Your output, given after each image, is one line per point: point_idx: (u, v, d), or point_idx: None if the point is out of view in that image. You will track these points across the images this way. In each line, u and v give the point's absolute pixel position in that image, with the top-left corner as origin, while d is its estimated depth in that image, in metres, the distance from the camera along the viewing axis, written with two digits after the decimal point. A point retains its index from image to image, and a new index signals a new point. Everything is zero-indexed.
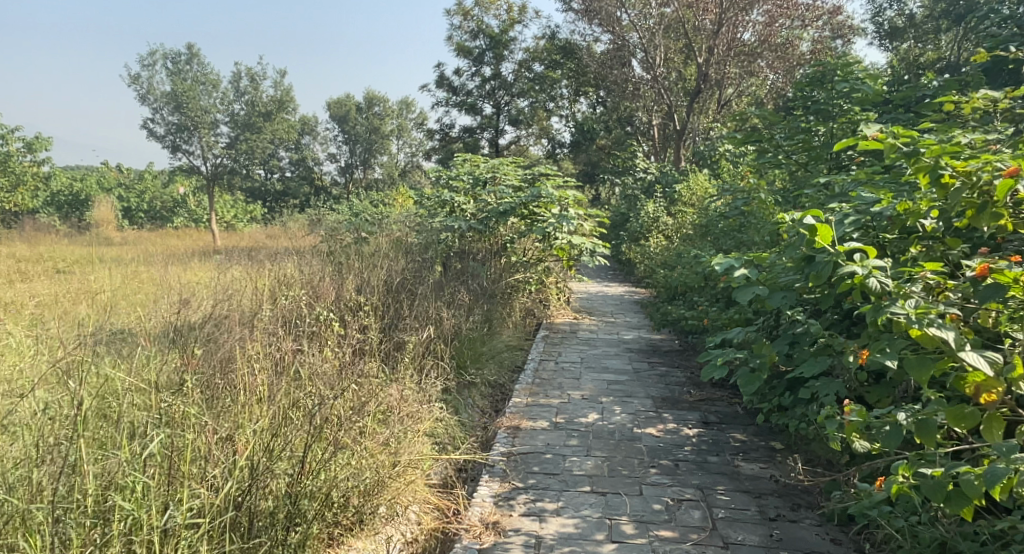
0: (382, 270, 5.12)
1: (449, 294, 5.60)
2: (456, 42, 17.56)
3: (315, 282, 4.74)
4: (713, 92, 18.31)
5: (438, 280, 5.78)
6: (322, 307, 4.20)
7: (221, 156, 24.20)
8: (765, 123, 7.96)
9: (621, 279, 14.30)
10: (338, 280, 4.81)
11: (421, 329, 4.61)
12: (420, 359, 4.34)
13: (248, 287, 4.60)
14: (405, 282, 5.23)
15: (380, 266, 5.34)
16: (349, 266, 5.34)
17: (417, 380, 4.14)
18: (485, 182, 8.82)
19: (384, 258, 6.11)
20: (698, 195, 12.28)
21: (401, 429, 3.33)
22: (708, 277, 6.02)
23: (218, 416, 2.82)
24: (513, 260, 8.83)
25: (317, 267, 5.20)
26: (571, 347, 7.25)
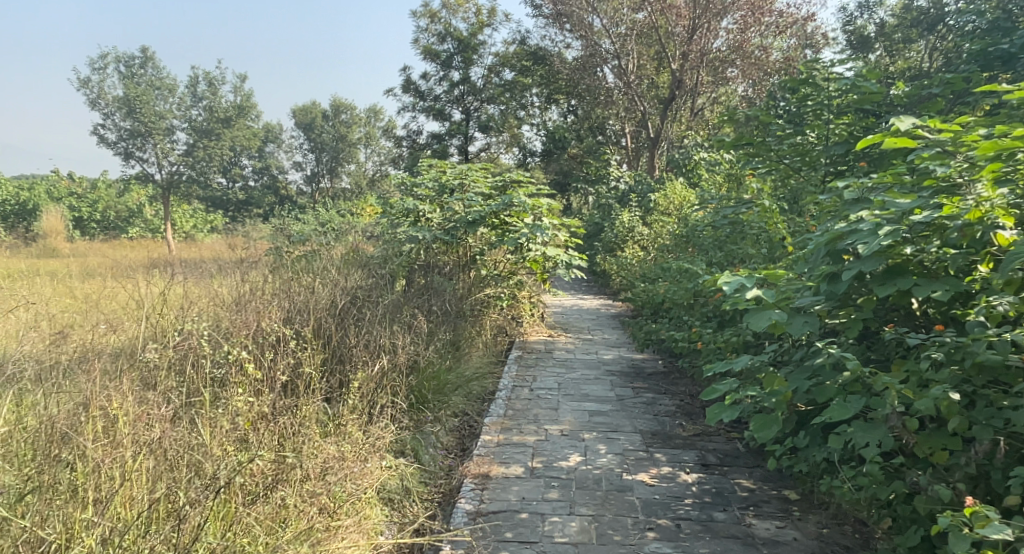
0: (326, 291, 4.38)
1: (409, 316, 4.88)
2: (423, 45, 16.93)
3: (242, 308, 4.01)
4: (686, 101, 17.91)
5: (396, 299, 5.06)
6: (239, 344, 3.55)
7: (177, 164, 23.15)
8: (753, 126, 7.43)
9: (596, 292, 13.69)
10: (268, 303, 4.12)
11: (372, 361, 3.91)
12: (369, 400, 3.68)
13: (158, 313, 3.90)
14: (353, 303, 4.53)
15: (326, 285, 4.62)
16: (288, 284, 4.61)
17: (364, 426, 3.50)
18: (452, 189, 8.15)
19: (334, 273, 5.39)
20: (676, 204, 11.78)
21: (325, 511, 2.73)
22: (700, 294, 5.42)
23: (57, 531, 2.28)
24: (483, 273, 8.17)
25: (249, 285, 4.49)
26: (546, 370, 6.59)
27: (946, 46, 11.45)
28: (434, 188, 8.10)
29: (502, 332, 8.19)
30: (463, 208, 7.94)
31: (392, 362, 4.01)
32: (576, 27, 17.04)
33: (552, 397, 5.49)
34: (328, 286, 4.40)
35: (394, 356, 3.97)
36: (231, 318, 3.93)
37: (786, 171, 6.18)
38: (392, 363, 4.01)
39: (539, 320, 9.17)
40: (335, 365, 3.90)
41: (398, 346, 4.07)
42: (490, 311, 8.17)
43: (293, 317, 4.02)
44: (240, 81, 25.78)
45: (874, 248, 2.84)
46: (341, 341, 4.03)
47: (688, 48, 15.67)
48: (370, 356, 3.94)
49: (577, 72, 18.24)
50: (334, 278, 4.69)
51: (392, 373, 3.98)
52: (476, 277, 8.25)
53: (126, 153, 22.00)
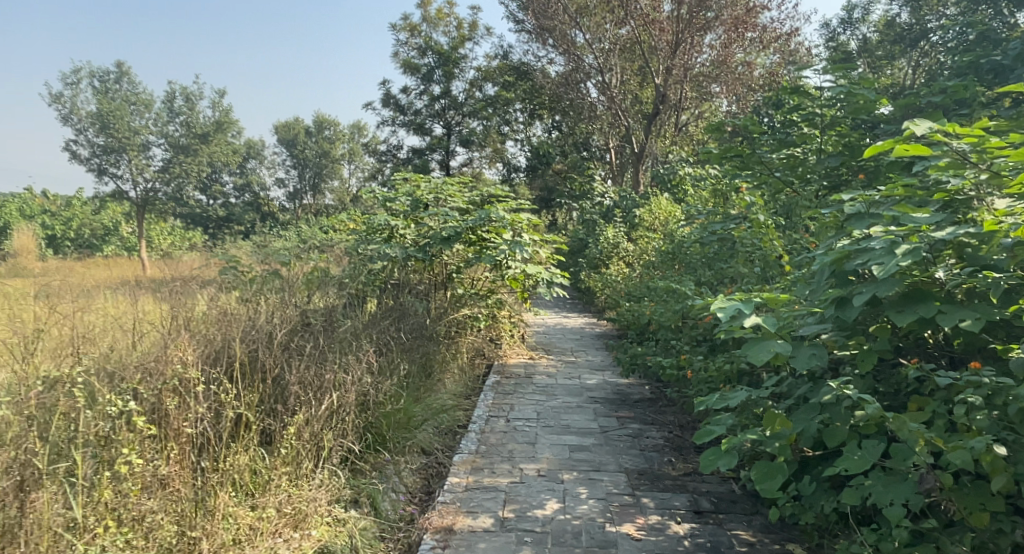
0: (268, 316, 3.89)
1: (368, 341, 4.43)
2: (403, 58, 16.59)
3: (159, 336, 3.49)
4: (670, 116, 17.68)
5: (357, 323, 4.61)
6: (146, 383, 3.04)
7: (153, 181, 22.57)
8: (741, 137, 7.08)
9: (580, 309, 13.30)
10: (203, 328, 3.65)
11: (318, 401, 3.46)
12: (309, 448, 3.28)
13: (69, 331, 3.41)
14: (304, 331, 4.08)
15: (274, 309, 4.15)
16: (231, 305, 4.13)
17: (300, 485, 3.13)
18: (427, 204, 7.72)
19: (290, 294, 4.92)
20: (662, 220, 11.44)
21: None
22: (689, 316, 5.02)
23: None
24: (459, 292, 7.82)
25: (185, 299, 4.00)
26: (524, 397, 6.15)
27: (933, 60, 11.25)
28: (408, 201, 7.66)
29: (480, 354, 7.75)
30: (438, 224, 7.52)
31: (343, 398, 3.55)
32: (559, 42, 16.79)
33: (530, 429, 5.05)
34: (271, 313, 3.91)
35: (346, 392, 3.52)
36: (158, 341, 3.45)
37: (778, 186, 5.84)
38: (343, 400, 3.56)
39: (520, 340, 8.74)
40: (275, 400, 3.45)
41: (351, 378, 3.61)
42: (466, 332, 7.72)
43: (229, 339, 3.55)
44: (219, 96, 25.33)
45: (892, 270, 2.48)
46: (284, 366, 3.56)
47: (672, 62, 15.42)
48: (316, 393, 3.49)
49: (561, 87, 17.98)
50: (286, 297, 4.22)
51: (343, 409, 3.53)
52: (452, 297, 7.81)
53: (100, 169, 21.40)
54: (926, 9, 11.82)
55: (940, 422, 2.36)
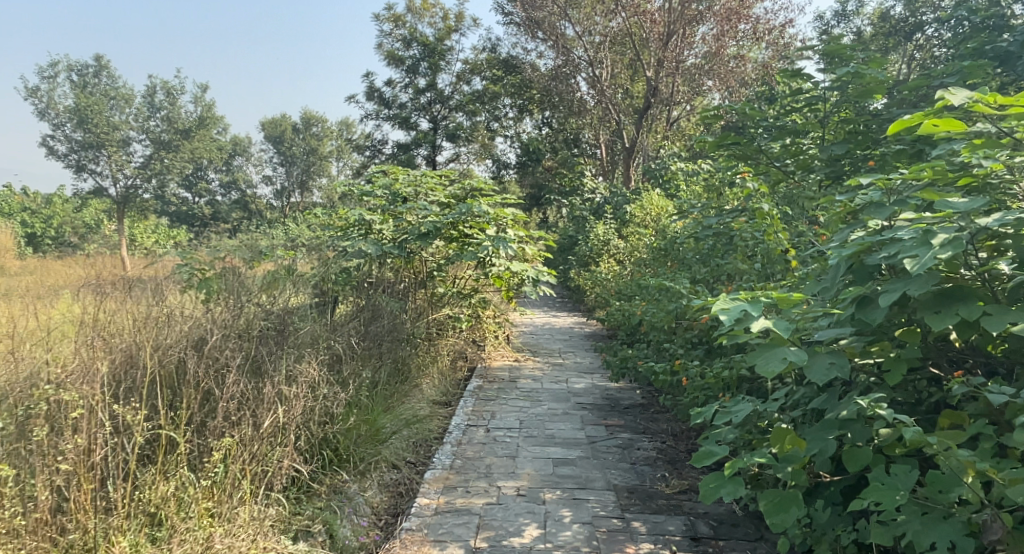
0: (207, 322, 3.46)
1: (327, 348, 4.01)
2: (387, 49, 16.13)
3: (74, 344, 3.02)
4: (662, 111, 17.29)
5: (318, 327, 4.16)
6: (43, 400, 2.58)
7: (134, 177, 21.94)
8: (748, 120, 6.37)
9: (570, 309, 12.89)
10: (127, 331, 3.20)
11: (260, 418, 3.04)
12: (243, 475, 2.85)
13: None
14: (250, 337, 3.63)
15: (218, 311, 3.69)
16: (170, 304, 3.67)
17: (229, 520, 2.70)
18: (405, 198, 7.29)
19: (246, 294, 4.47)
20: (653, 215, 11.07)
21: None
22: (683, 318, 4.64)
23: None
24: (440, 291, 7.40)
25: (115, 297, 3.53)
26: (507, 403, 5.73)
27: (930, 52, 10.93)
28: (385, 195, 7.23)
29: (462, 356, 7.33)
30: (417, 219, 7.10)
31: (286, 416, 3.10)
32: (549, 34, 16.37)
33: (511, 440, 4.63)
34: (211, 318, 3.48)
35: (289, 409, 3.07)
36: (69, 346, 3.00)
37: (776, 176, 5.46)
38: (286, 418, 3.12)
39: (506, 341, 8.33)
40: (203, 418, 3.00)
41: (296, 392, 3.16)
42: (447, 333, 7.30)
43: (153, 346, 3.09)
44: (202, 91, 24.76)
45: (929, 263, 2.10)
46: (217, 378, 3.11)
47: (663, 54, 15.05)
48: (252, 411, 3.05)
49: (550, 82, 17.55)
50: (233, 297, 3.76)
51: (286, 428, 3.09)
52: (433, 297, 7.40)
53: (78, 165, 20.76)
54: (921, 1, 11.50)
55: (989, 445, 1.97)
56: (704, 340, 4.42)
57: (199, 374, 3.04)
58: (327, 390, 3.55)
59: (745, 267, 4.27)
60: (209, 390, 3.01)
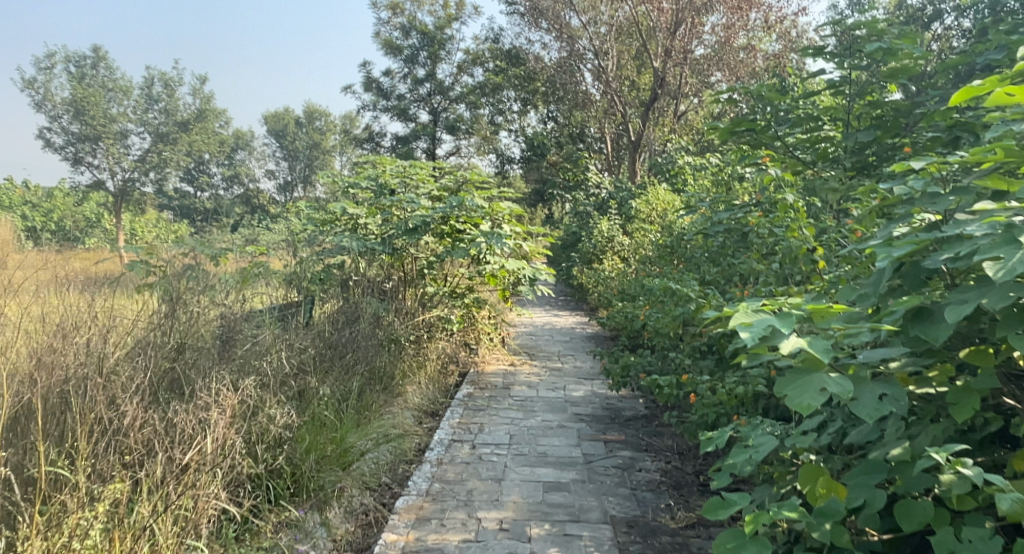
0: (128, 335, 3.04)
1: (282, 359, 3.55)
2: (384, 38, 15.66)
3: None
4: (669, 104, 16.73)
5: (271, 332, 3.68)
6: None
7: (131, 170, 21.51)
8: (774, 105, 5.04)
9: (572, 308, 12.38)
10: (19, 347, 2.74)
11: (176, 447, 2.60)
12: (148, 519, 2.40)
13: None
14: (176, 351, 3.16)
15: (145, 317, 3.21)
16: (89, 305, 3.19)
17: None
18: (393, 190, 6.80)
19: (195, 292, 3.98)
20: (660, 211, 10.55)
21: None
22: (690, 324, 4.14)
23: None
24: (430, 290, 6.93)
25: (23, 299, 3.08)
26: (496, 414, 5.23)
27: None
28: (371, 187, 6.74)
29: (453, 360, 6.83)
30: (404, 213, 6.62)
31: (203, 451, 2.63)
32: (552, 24, 15.81)
33: (498, 460, 4.14)
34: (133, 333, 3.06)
35: (204, 443, 2.61)
36: None
37: (793, 168, 4.96)
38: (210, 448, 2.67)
39: (502, 344, 7.85)
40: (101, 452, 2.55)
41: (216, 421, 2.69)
42: (436, 335, 6.82)
43: (44, 364, 2.63)
44: (200, 83, 24.32)
45: (1014, 270, 1.61)
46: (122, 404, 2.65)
47: (670, 44, 14.51)
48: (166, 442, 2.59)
49: (554, 73, 17.00)
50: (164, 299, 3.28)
51: (202, 466, 2.63)
52: (422, 296, 6.93)
53: (74, 158, 20.34)
54: None
55: None
56: (714, 349, 3.93)
57: (92, 400, 2.57)
58: (272, 414, 3.11)
59: (760, 266, 3.77)
60: (105, 421, 2.55)
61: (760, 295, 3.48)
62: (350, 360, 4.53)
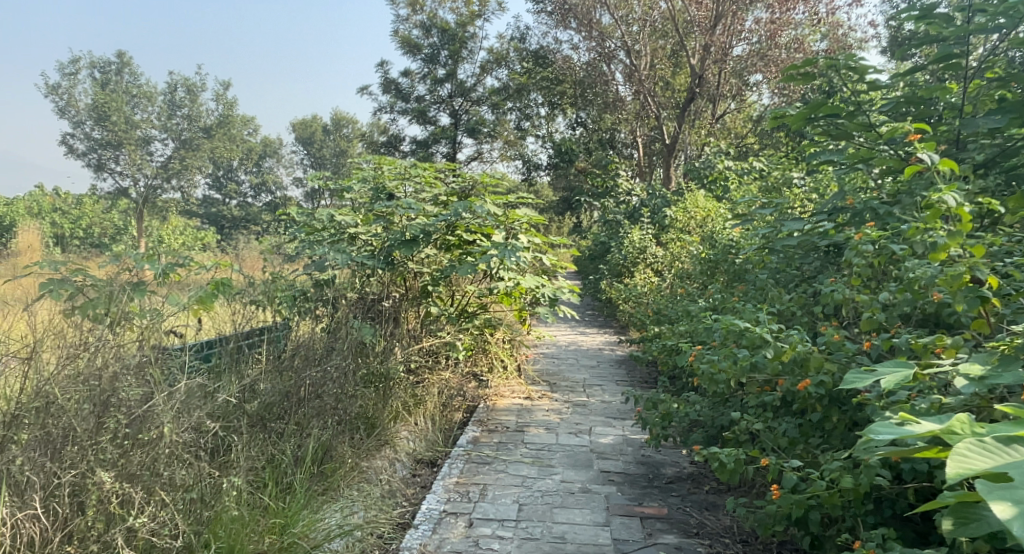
0: None
1: (193, 423, 2.57)
2: (403, 36, 14.86)
3: None
4: (706, 106, 15.61)
5: (189, 383, 2.71)
6: None
7: (154, 178, 20.88)
8: (855, 86, 3.98)
9: (601, 325, 11.31)
10: None
11: None
12: None
13: None
14: (10, 424, 2.26)
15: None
16: None
17: None
18: (391, 194, 5.90)
19: (97, 323, 3.03)
20: (699, 219, 9.49)
21: None
22: (761, 375, 3.10)
23: None
24: (434, 312, 6.00)
25: None
26: (504, 471, 4.24)
27: None
28: (364, 190, 5.85)
29: (460, 393, 5.88)
30: (402, 221, 5.73)
31: None
32: (582, 21, 14.73)
33: (499, 549, 3.14)
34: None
35: None
36: None
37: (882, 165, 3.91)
38: None
39: (518, 372, 6.86)
40: None
41: None
42: (440, 365, 5.88)
43: None
44: (223, 89, 23.79)
45: None
46: None
47: (708, 40, 13.43)
48: None
49: (584, 74, 15.99)
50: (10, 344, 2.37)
51: None
52: (425, 317, 6.02)
53: (96, 165, 19.71)
54: None
55: None
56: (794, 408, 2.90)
57: None
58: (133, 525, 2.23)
59: (862, 301, 2.74)
60: None
61: (883, 346, 2.48)
62: (313, 409, 3.59)
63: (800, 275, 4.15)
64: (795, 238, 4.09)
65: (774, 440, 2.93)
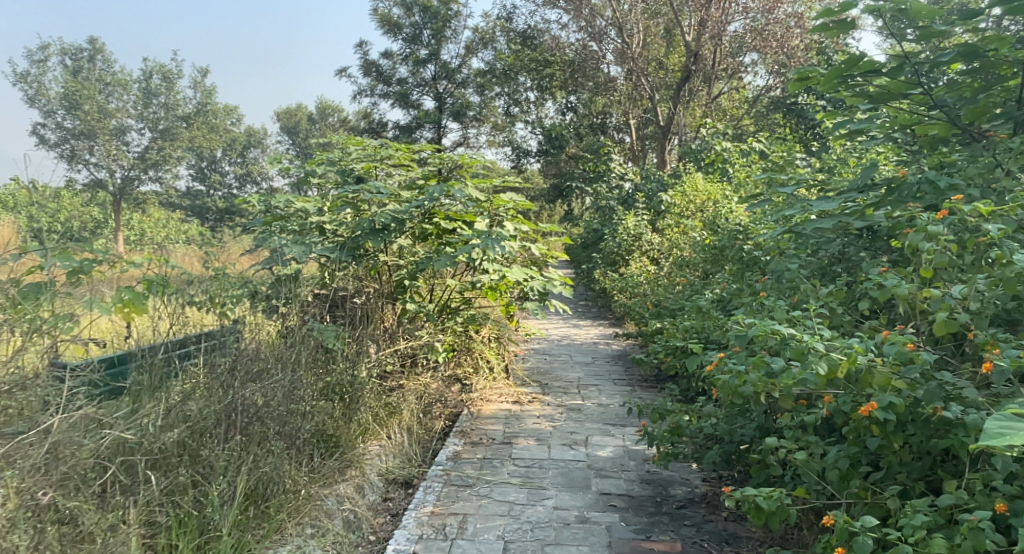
0: None
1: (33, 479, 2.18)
2: (383, 14, 14.13)
3: None
4: (701, 87, 15.00)
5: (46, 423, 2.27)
6: None
7: (131, 169, 19.31)
8: (896, 43, 3.38)
9: (596, 316, 10.76)
10: None
11: None
12: None
13: None
14: None
15: None
16: None
17: None
18: (360, 177, 5.28)
19: None
20: (698, 203, 8.93)
21: None
22: (803, 391, 2.52)
23: None
24: (410, 309, 5.42)
25: None
26: (488, 496, 3.65)
27: None
28: (331, 173, 5.23)
29: (441, 399, 5.29)
30: (372, 208, 5.12)
31: None
32: None
33: None
34: None
35: None
36: None
37: (925, 132, 3.38)
38: None
39: (506, 372, 6.28)
40: None
41: None
42: (419, 368, 5.32)
43: None
44: (201, 76, 22.64)
45: None
46: None
47: (703, 16, 12.77)
48: None
49: (574, 56, 15.22)
50: None
51: None
52: (401, 314, 5.45)
53: (70, 156, 17.99)
54: None
55: None
56: (843, 429, 2.36)
57: None
58: None
59: (932, 296, 2.20)
60: None
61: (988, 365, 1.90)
62: (253, 433, 2.99)
63: (828, 263, 3.60)
64: (825, 221, 3.52)
65: (818, 470, 2.39)
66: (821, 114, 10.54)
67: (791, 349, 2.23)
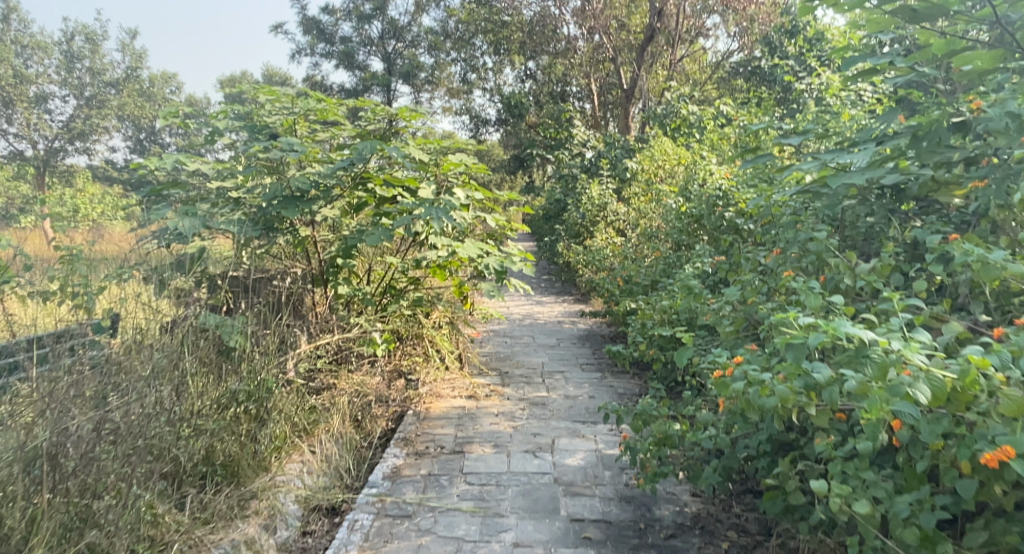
0: None
1: None
2: None
3: None
4: (665, 49, 14.25)
5: None
6: None
7: (57, 139, 14.29)
8: None
9: (559, 292, 10.10)
10: None
11: None
12: None
13: None
14: None
15: None
16: None
17: None
18: (275, 134, 4.36)
19: None
20: (667, 168, 8.25)
21: None
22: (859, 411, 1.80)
23: None
24: (344, 293, 4.58)
25: None
26: (432, 534, 2.90)
27: None
28: (236, 128, 4.28)
29: (381, 398, 4.50)
30: (294, 171, 4.24)
31: None
32: None
33: None
34: None
35: None
36: None
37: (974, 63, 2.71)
38: None
39: (460, 360, 5.50)
40: None
41: None
42: (353, 362, 4.51)
43: None
44: (130, 38, 20.58)
45: None
46: None
47: None
48: None
49: (531, 19, 14.05)
50: None
51: None
52: (332, 298, 4.61)
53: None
54: None
55: None
56: (912, 469, 1.70)
57: None
58: None
59: None
60: None
61: None
62: (85, 477, 2.30)
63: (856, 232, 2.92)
64: (858, 175, 2.80)
65: (881, 521, 1.72)
66: (791, 75, 9.95)
67: (865, 359, 1.53)
